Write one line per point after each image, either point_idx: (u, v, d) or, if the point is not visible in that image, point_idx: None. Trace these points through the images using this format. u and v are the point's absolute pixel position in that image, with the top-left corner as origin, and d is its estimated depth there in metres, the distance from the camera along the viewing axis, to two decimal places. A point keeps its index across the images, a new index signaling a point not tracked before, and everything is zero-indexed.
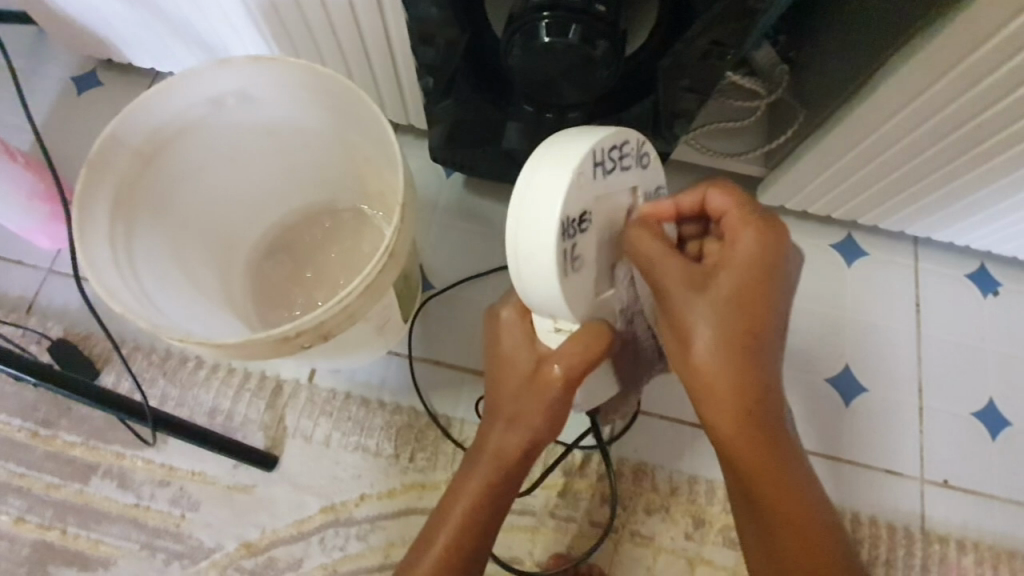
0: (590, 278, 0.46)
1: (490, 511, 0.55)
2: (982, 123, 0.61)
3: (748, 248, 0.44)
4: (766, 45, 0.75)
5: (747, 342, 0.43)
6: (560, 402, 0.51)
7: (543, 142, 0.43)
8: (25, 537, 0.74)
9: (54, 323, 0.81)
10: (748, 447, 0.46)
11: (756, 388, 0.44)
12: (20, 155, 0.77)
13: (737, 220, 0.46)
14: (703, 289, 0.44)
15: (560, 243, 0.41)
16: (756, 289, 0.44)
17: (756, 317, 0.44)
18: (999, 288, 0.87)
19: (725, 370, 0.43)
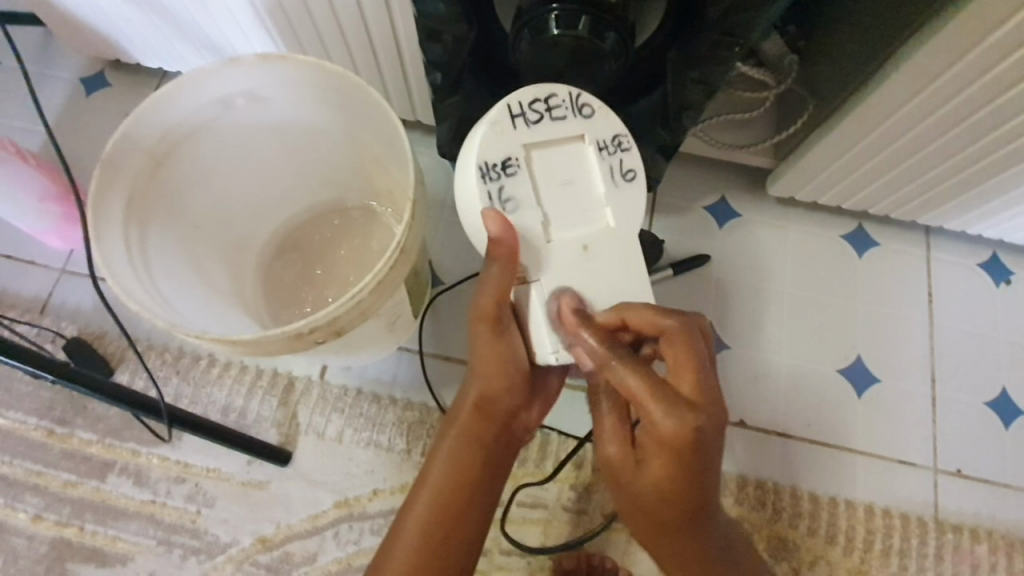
0: (534, 220, 0.50)
1: (466, 469, 0.55)
2: (995, 110, 0.61)
3: (663, 429, 0.44)
4: (773, 36, 0.75)
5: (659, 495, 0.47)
6: (505, 334, 0.52)
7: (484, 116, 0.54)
8: (44, 535, 0.75)
9: (67, 323, 0.82)
10: (664, 548, 0.53)
11: (675, 519, 0.49)
12: (31, 157, 0.78)
13: (672, 401, 0.44)
14: (628, 449, 0.50)
15: (482, 184, 0.50)
16: (685, 463, 0.45)
17: (681, 493, 0.47)
18: (1012, 278, 0.87)
19: (640, 510, 0.50)
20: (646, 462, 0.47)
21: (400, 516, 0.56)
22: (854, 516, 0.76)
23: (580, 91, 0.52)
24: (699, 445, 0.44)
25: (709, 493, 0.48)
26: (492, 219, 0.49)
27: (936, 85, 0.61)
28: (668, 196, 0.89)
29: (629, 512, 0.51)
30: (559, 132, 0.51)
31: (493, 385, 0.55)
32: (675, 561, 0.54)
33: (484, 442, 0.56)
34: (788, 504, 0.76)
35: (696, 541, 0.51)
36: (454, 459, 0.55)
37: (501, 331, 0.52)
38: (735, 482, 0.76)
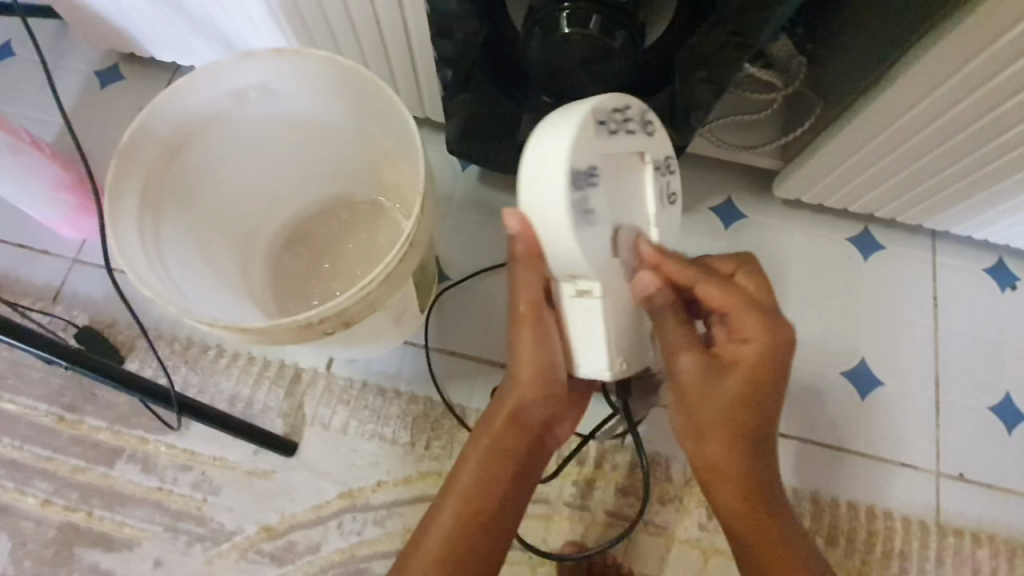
0: (606, 234, 0.49)
1: (497, 478, 0.57)
2: (1001, 115, 0.61)
3: (752, 351, 0.52)
4: (782, 38, 0.76)
5: (744, 395, 0.52)
6: (547, 341, 0.55)
7: (545, 115, 0.49)
8: (52, 519, 0.76)
9: (79, 311, 0.83)
10: (726, 479, 0.55)
11: (755, 432, 0.53)
12: (46, 147, 0.79)
13: (735, 305, 0.53)
14: (704, 360, 0.53)
15: (571, 193, 0.45)
16: (768, 375, 0.52)
17: (755, 412, 0.53)
18: (1018, 283, 0.87)
19: (719, 405, 0.53)
20: (727, 370, 0.53)
21: (427, 519, 0.57)
22: (855, 518, 0.76)
23: (647, 109, 0.52)
24: (782, 369, 0.53)
25: (770, 420, 0.54)
26: (514, 217, 0.48)
27: (942, 89, 0.61)
28: None
29: (702, 413, 0.53)
30: (625, 146, 0.50)
31: (529, 396, 0.57)
32: (746, 491, 0.55)
33: (520, 451, 0.58)
34: (789, 504, 0.76)
35: (765, 462, 0.55)
36: (487, 469, 0.57)
37: (545, 337, 0.54)
38: None
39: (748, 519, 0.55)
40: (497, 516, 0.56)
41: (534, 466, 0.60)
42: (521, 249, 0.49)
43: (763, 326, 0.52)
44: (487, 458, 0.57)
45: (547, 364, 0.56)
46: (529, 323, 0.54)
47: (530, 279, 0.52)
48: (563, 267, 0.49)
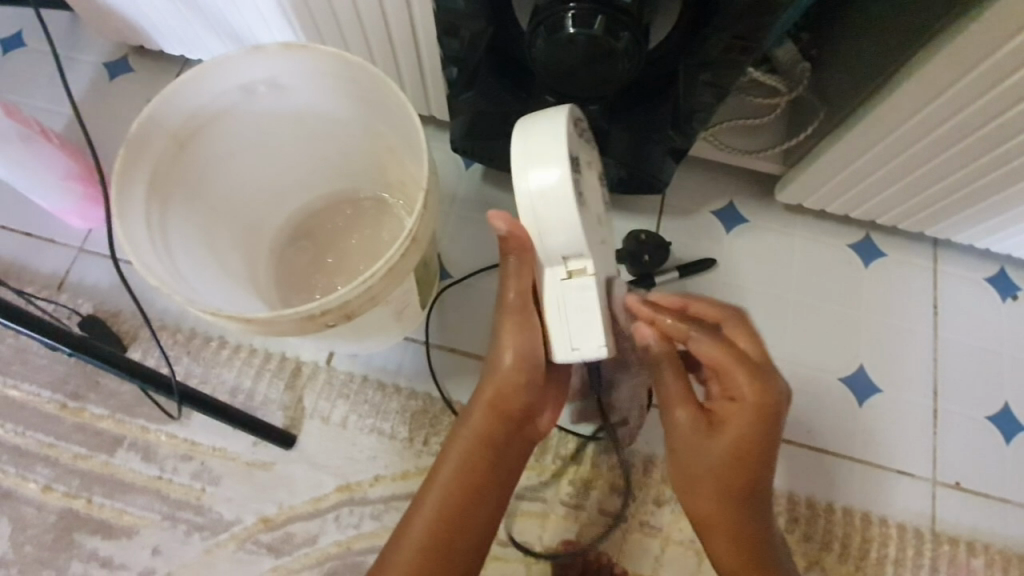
0: (591, 219, 0.52)
1: (476, 465, 0.59)
2: (1002, 125, 0.61)
3: (740, 417, 0.55)
4: (786, 42, 0.75)
5: (731, 462, 0.56)
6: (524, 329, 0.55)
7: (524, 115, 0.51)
8: (53, 505, 0.77)
9: (84, 300, 0.84)
10: (722, 530, 0.58)
11: (741, 486, 0.57)
12: (55, 137, 0.80)
13: (730, 366, 0.54)
14: (693, 420, 0.57)
15: (573, 174, 0.48)
16: (756, 437, 0.55)
17: (740, 467, 0.56)
18: (1019, 293, 0.87)
19: (708, 461, 0.57)
20: (721, 422, 0.56)
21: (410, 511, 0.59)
22: (850, 523, 0.76)
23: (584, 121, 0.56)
24: (772, 420, 0.54)
25: (759, 472, 0.56)
26: (501, 218, 0.51)
27: (944, 98, 0.61)
28: (677, 199, 0.90)
29: (689, 468, 0.58)
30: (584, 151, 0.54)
31: (508, 384, 0.58)
32: (737, 537, 0.58)
33: (500, 437, 0.59)
34: (784, 507, 0.76)
35: (752, 510, 0.58)
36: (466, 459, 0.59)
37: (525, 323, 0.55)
38: None
39: (741, 557, 0.58)
40: (474, 506, 0.58)
41: (514, 457, 0.61)
42: (510, 245, 0.51)
43: (750, 382, 0.54)
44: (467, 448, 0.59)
45: (528, 353, 0.56)
46: (515, 312, 0.55)
47: (514, 267, 0.53)
48: (559, 246, 0.49)
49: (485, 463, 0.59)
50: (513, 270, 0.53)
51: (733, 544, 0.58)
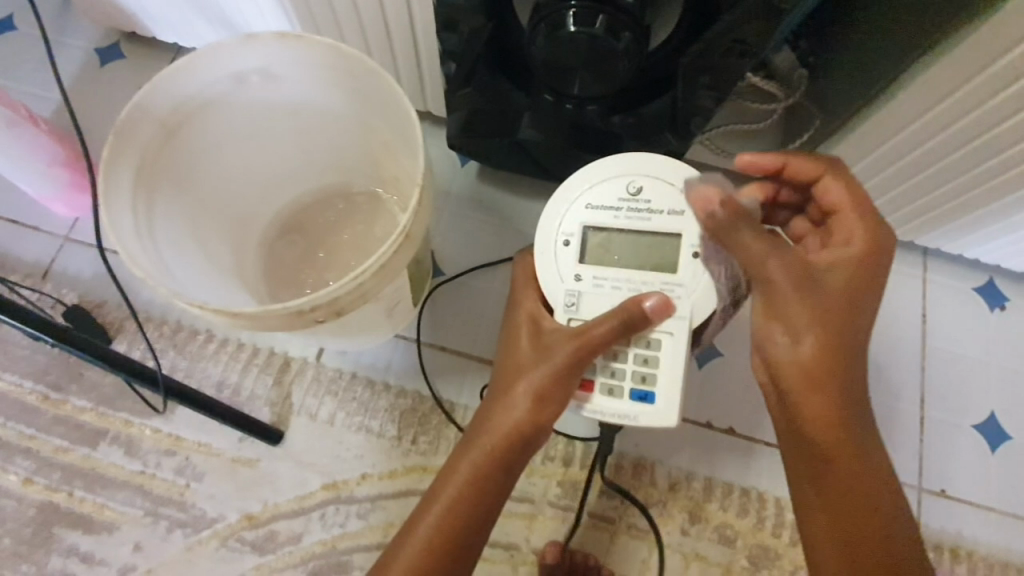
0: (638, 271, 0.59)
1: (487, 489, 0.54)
2: (993, 138, 0.62)
3: (844, 254, 0.53)
4: (784, 49, 0.77)
5: (842, 298, 0.51)
6: (576, 365, 0.53)
7: (674, 166, 0.58)
8: (32, 498, 0.76)
9: (68, 290, 0.83)
10: (820, 420, 0.51)
11: (846, 340, 0.51)
12: (43, 123, 0.78)
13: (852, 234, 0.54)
14: (804, 276, 0.51)
15: None
16: (862, 284, 0.52)
17: (847, 311, 0.51)
18: (1007, 303, 0.87)
19: (816, 300, 0.51)
20: (819, 252, 0.53)
21: (404, 532, 0.54)
22: None
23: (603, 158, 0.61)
24: (878, 252, 0.53)
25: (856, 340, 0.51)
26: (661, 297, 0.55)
27: (932, 113, 0.62)
28: None
29: (799, 325, 0.51)
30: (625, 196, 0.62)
31: (537, 412, 0.53)
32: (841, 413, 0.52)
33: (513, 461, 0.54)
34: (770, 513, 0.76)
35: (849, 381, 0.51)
36: (471, 490, 0.54)
37: (575, 366, 0.53)
38: (721, 488, 0.77)
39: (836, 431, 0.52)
40: (464, 541, 0.54)
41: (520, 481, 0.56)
42: (634, 318, 0.54)
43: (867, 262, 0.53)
44: (471, 477, 0.54)
45: (561, 390, 0.54)
46: (570, 356, 0.53)
47: (605, 326, 0.53)
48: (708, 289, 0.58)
49: (493, 485, 0.54)
50: (601, 332, 0.53)
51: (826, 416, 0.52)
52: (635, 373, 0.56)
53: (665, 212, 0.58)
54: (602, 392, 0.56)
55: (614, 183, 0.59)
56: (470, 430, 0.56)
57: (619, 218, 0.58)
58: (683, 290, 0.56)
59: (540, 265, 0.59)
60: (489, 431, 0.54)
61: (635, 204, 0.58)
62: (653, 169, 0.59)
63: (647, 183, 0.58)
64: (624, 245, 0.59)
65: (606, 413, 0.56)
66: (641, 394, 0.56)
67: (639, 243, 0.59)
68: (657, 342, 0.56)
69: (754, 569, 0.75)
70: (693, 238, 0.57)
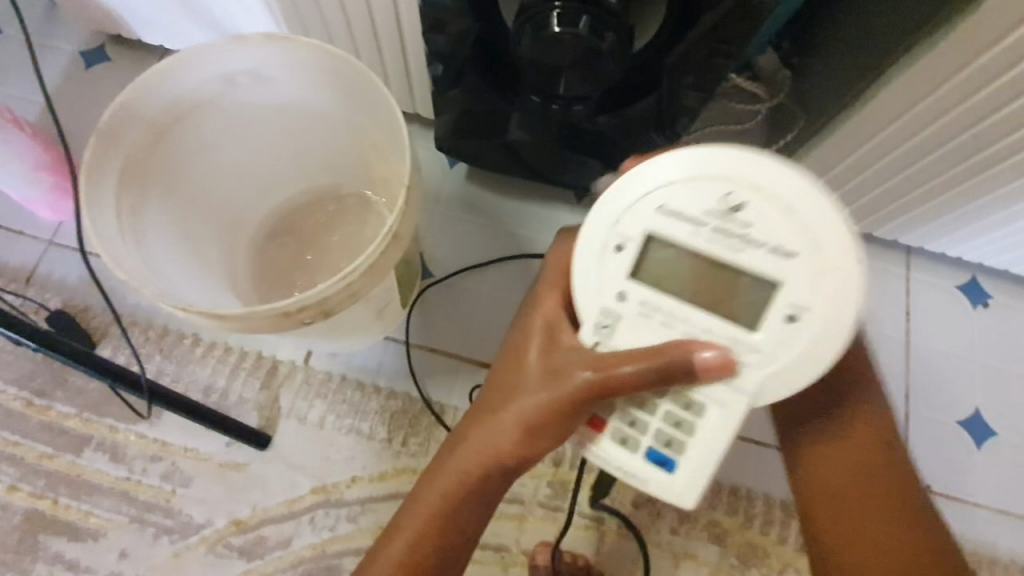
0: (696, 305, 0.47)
1: (461, 514, 0.49)
2: (972, 138, 0.63)
3: (843, 361, 0.51)
4: (767, 51, 0.81)
5: (847, 413, 0.50)
6: (585, 405, 0.44)
7: (810, 184, 0.40)
8: (16, 506, 0.74)
9: (52, 294, 0.82)
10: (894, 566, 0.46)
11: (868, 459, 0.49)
12: (27, 126, 0.78)
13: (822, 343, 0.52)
14: (834, 491, 0.49)
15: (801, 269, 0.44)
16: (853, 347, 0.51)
17: (853, 413, 0.50)
18: (990, 301, 0.89)
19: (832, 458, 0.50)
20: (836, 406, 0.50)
21: (387, 529, 0.51)
22: None
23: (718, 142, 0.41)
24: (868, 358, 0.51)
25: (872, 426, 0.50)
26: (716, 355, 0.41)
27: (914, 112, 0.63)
28: None
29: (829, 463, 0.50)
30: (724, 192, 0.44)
31: (525, 440, 0.46)
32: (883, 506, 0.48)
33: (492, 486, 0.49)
34: (760, 511, 0.77)
35: (899, 480, 0.48)
36: (444, 512, 0.49)
37: (583, 405, 0.44)
38: (711, 486, 0.77)
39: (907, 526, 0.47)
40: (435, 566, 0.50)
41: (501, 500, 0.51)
42: (672, 364, 0.41)
43: (850, 361, 0.51)
44: (446, 500, 0.49)
45: (562, 425, 0.45)
46: (583, 394, 0.43)
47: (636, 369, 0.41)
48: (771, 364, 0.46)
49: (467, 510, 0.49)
50: (627, 376, 0.41)
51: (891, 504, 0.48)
52: (660, 432, 0.43)
53: (764, 247, 0.41)
54: (613, 438, 0.44)
55: (711, 186, 0.41)
56: (458, 429, 0.51)
57: (699, 239, 0.42)
58: (752, 369, 0.41)
59: (578, 265, 0.44)
60: (478, 443, 0.48)
61: (728, 224, 0.41)
62: (773, 185, 0.40)
63: (755, 197, 0.41)
64: (698, 269, 0.42)
65: (610, 464, 0.44)
66: (662, 459, 0.43)
67: (714, 276, 0.42)
68: (700, 407, 0.42)
69: (744, 567, 0.75)
70: (793, 293, 0.41)
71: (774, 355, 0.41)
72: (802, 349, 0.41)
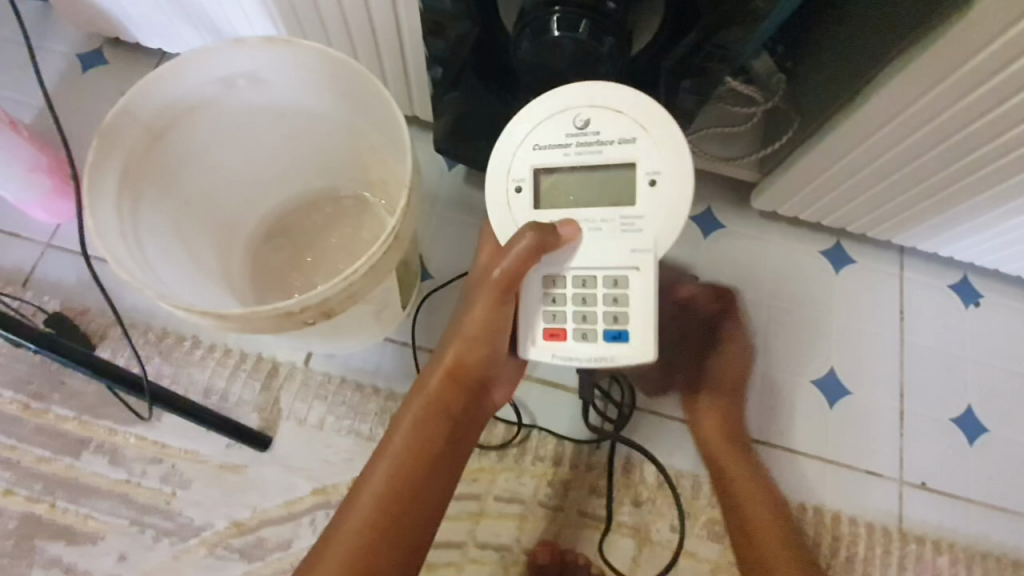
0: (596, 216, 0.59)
1: (435, 430, 0.59)
2: (963, 139, 0.64)
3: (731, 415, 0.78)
4: (762, 55, 0.78)
5: (731, 450, 0.76)
6: (504, 304, 0.56)
7: (620, 88, 0.55)
8: (13, 510, 0.74)
9: (50, 297, 0.81)
10: (768, 539, 0.70)
11: (737, 478, 0.74)
12: (25, 129, 0.78)
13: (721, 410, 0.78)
14: (745, 491, 0.74)
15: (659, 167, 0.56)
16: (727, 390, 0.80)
17: (733, 454, 0.76)
18: (982, 300, 0.90)
19: (732, 486, 0.74)
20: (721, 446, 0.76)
21: (365, 469, 0.58)
22: (821, 522, 0.78)
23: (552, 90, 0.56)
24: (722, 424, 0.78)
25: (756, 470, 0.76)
26: (569, 227, 0.55)
27: (906, 114, 0.65)
28: None
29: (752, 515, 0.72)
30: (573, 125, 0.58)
31: (468, 346, 0.58)
32: (771, 534, 0.70)
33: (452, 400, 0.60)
34: None
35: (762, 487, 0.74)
36: (420, 430, 0.58)
37: (501, 302, 0.55)
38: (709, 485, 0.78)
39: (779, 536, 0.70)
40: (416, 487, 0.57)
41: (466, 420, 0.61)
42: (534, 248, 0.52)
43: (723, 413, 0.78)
44: (420, 419, 0.59)
45: (495, 325, 0.57)
46: (489, 298, 0.55)
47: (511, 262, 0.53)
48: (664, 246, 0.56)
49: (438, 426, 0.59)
50: (508, 269, 0.53)
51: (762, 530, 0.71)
52: (607, 313, 0.56)
53: (614, 143, 0.55)
54: (574, 338, 0.56)
55: (563, 117, 0.56)
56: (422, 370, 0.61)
57: (569, 157, 0.56)
58: (645, 222, 0.54)
59: (493, 213, 0.57)
60: (432, 381, 0.60)
61: (585, 138, 0.55)
62: (600, 99, 0.55)
63: (596, 113, 0.55)
64: (578, 184, 0.56)
65: (582, 358, 0.56)
66: (615, 335, 0.56)
67: (595, 180, 0.56)
68: (625, 280, 0.55)
69: None
70: (649, 163, 0.54)
71: (654, 209, 0.54)
72: (672, 190, 0.54)
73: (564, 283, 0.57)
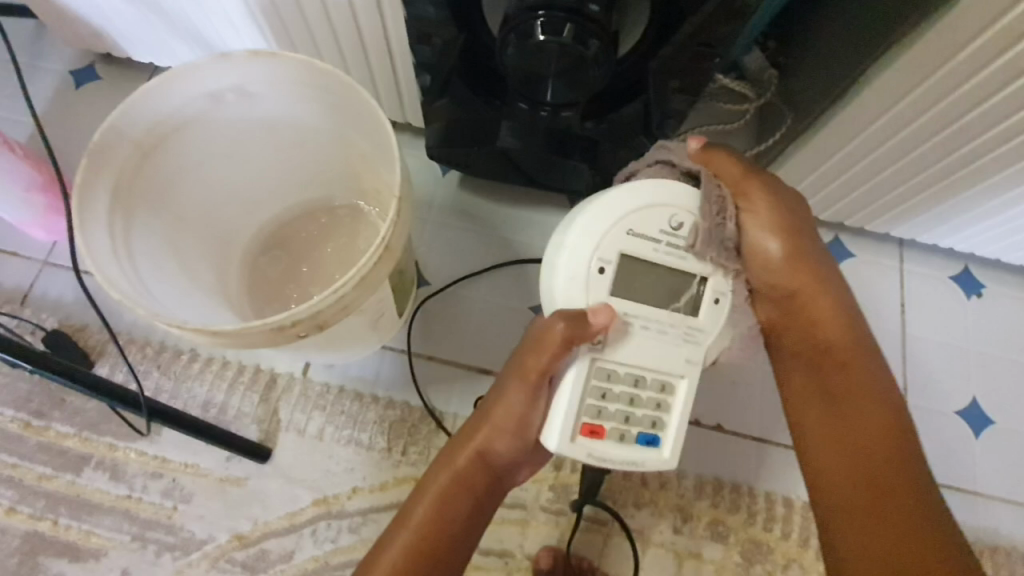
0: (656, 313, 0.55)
1: (450, 516, 0.57)
2: (960, 129, 0.64)
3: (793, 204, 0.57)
4: (754, 51, 0.81)
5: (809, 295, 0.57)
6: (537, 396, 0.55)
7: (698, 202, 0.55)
8: (16, 528, 0.74)
9: (48, 315, 0.82)
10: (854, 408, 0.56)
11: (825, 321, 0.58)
12: (18, 148, 0.78)
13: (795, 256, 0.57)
14: (832, 337, 0.58)
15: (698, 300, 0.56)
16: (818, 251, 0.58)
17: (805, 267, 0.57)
18: (983, 290, 0.89)
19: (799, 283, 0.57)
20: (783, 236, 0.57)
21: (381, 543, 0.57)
22: None
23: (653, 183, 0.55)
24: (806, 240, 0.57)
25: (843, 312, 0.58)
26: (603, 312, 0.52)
27: (901, 105, 0.64)
28: None
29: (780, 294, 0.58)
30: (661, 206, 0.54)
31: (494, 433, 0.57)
32: (865, 437, 0.55)
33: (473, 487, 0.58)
34: (761, 508, 0.77)
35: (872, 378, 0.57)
36: (434, 517, 0.56)
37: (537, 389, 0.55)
38: (711, 485, 0.77)
39: (887, 445, 0.54)
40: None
41: (484, 508, 0.59)
42: (566, 328, 0.51)
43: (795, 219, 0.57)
44: (439, 496, 0.57)
45: (523, 416, 0.55)
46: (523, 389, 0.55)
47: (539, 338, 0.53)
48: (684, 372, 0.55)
49: (454, 510, 0.57)
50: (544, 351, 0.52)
51: (864, 439, 0.55)
52: (646, 416, 0.55)
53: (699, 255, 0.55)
54: (612, 438, 0.54)
55: (660, 213, 0.54)
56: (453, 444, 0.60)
57: (657, 253, 0.54)
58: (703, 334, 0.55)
59: (569, 287, 0.54)
60: (461, 458, 0.58)
61: (674, 239, 0.54)
62: (693, 204, 0.55)
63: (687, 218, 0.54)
64: (642, 284, 0.55)
65: (612, 460, 0.54)
66: (649, 438, 0.55)
67: (666, 279, 0.56)
68: (670, 385, 0.55)
69: (748, 566, 0.75)
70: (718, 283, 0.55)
71: (714, 326, 0.55)
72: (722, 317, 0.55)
73: (617, 379, 0.54)
